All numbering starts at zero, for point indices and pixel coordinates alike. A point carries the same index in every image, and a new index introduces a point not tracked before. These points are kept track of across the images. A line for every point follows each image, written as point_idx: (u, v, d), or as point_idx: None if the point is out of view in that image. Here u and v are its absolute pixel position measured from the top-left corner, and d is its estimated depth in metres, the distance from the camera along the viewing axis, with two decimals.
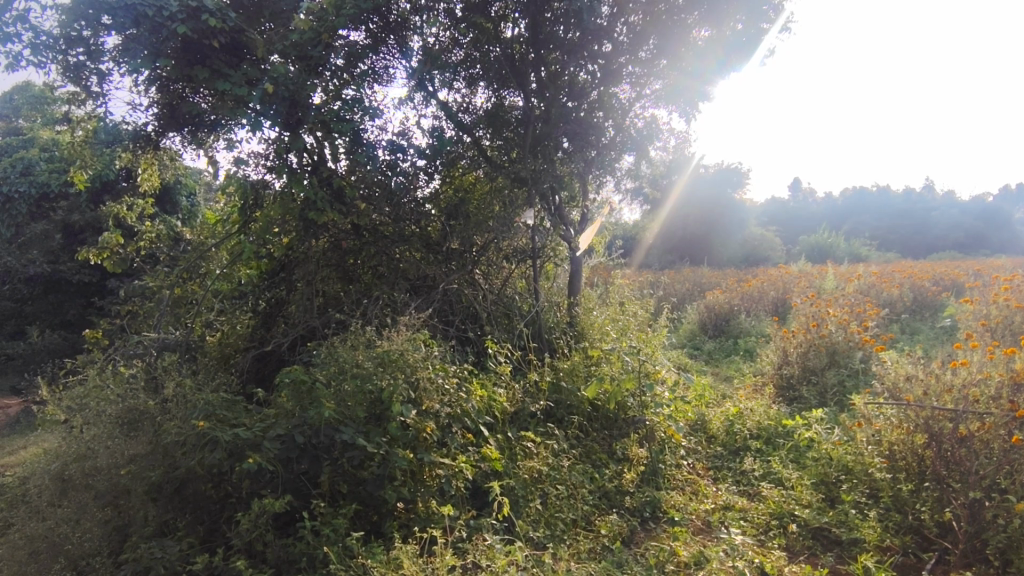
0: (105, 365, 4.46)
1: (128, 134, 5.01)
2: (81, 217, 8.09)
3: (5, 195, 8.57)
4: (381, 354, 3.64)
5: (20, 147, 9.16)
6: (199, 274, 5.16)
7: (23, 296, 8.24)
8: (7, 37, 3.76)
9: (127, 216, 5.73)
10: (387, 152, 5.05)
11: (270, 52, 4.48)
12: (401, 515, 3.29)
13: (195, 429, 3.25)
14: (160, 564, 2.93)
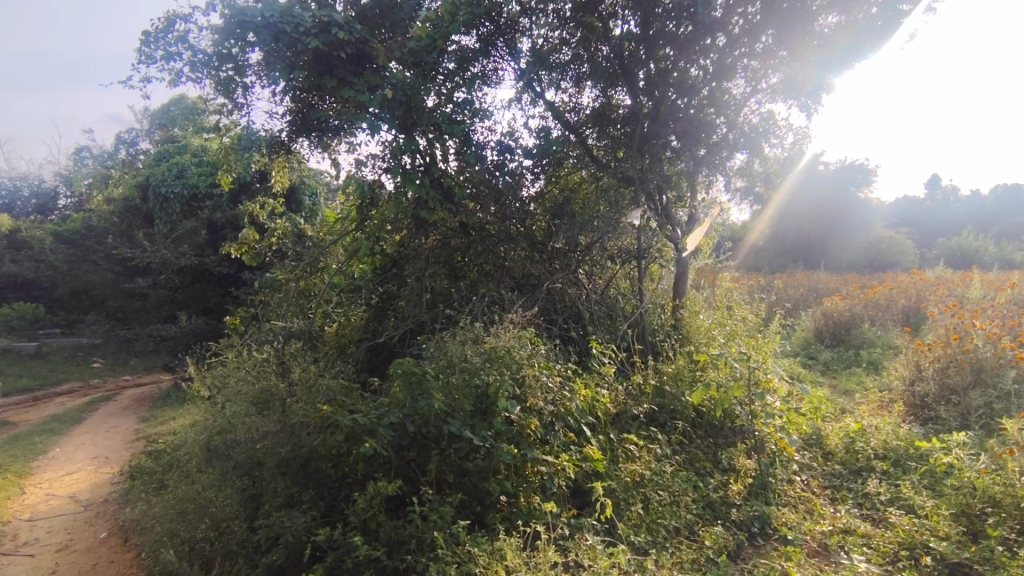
0: (241, 349, 4.93)
1: (265, 140, 5.49)
2: (223, 215, 9.05)
3: (163, 196, 9.76)
4: (489, 349, 3.74)
5: (175, 153, 10.41)
6: (322, 268, 5.56)
7: (175, 285, 9.32)
8: (171, 56, 4.24)
9: (260, 214, 6.30)
10: (495, 153, 5.18)
11: (391, 59, 4.72)
12: (504, 508, 3.37)
13: (319, 411, 3.51)
14: (289, 532, 3.17)
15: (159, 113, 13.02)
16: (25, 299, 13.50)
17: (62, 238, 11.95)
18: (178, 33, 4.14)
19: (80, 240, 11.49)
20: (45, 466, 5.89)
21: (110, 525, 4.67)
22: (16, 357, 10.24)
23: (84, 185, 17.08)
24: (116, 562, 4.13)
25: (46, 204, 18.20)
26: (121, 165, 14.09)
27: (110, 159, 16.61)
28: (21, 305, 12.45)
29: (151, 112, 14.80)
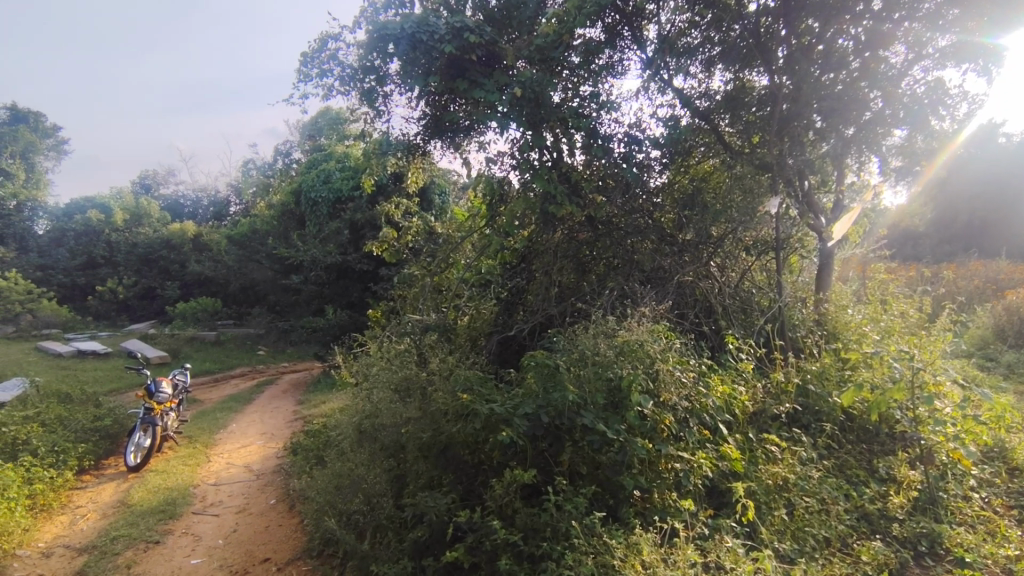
0: (384, 340, 5.31)
1: (403, 144, 5.86)
2: (364, 215, 9.88)
3: (312, 200, 10.78)
4: (622, 343, 3.73)
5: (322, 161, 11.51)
6: (453, 263, 5.81)
7: (324, 281, 10.27)
8: (324, 74, 4.66)
9: (395, 213, 6.72)
10: (623, 144, 5.10)
11: (518, 58, 4.81)
12: (637, 503, 3.31)
13: (459, 400, 3.65)
14: (433, 511, 3.36)
15: (309, 125, 14.37)
16: (206, 294, 15.58)
17: (232, 240, 13.62)
18: (330, 50, 4.53)
19: (246, 242, 13.02)
20: (224, 438, 6.79)
21: (277, 493, 5.27)
22: (200, 343, 11.86)
23: (250, 192, 19.35)
24: (284, 525, 4.71)
25: (221, 210, 20.87)
26: (279, 174, 15.77)
27: (269, 168, 18.63)
28: (203, 298, 14.40)
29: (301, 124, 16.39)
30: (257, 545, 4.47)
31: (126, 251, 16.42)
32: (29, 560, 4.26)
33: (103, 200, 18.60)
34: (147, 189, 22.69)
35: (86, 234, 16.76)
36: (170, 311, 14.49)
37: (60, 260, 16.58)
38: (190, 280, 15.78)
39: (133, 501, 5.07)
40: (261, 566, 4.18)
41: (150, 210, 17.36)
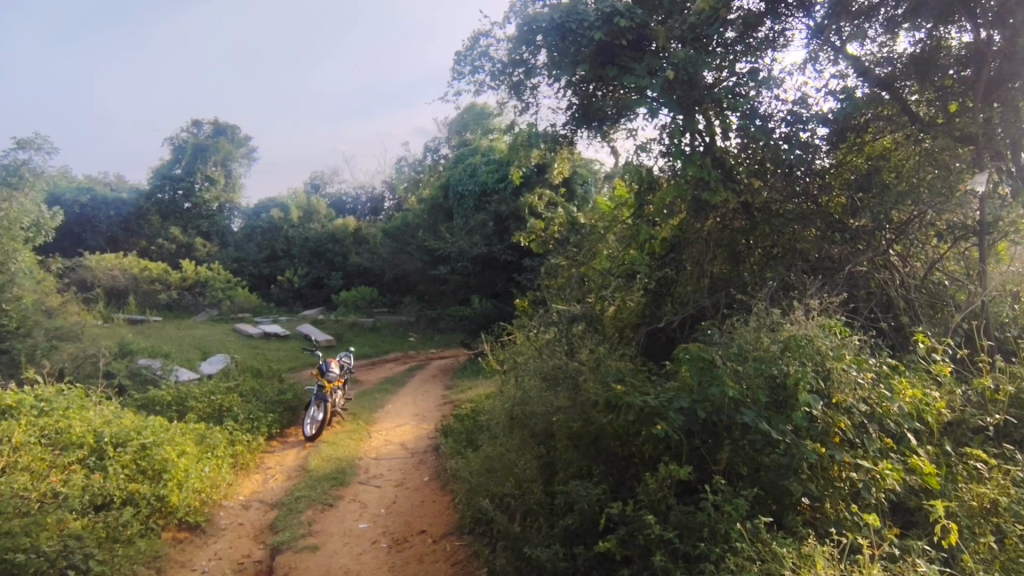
0: (531, 329, 5.42)
1: (550, 136, 5.92)
2: (508, 207, 10.41)
3: (461, 194, 11.53)
4: (787, 337, 3.42)
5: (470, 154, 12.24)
6: (596, 254, 5.75)
7: (470, 271, 10.78)
8: (476, 71, 4.84)
9: (539, 204, 6.82)
10: (785, 125, 4.65)
11: (671, 39, 4.62)
12: (806, 512, 3.06)
13: (611, 392, 3.61)
14: (584, 500, 3.35)
15: (456, 123, 15.10)
16: (365, 283, 17.07)
17: (388, 233, 14.74)
18: (483, 47, 4.68)
19: (399, 235, 14.05)
20: (383, 416, 7.39)
21: (431, 471, 5.62)
22: (360, 328, 13.03)
23: (401, 189, 20.98)
24: (438, 501, 5.00)
25: (377, 207, 22.71)
26: (428, 170, 16.72)
27: (419, 165, 19.87)
28: (362, 287, 15.80)
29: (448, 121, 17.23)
30: (415, 517, 4.81)
31: (301, 245, 18.56)
32: (233, 510, 4.99)
33: (282, 201, 21.16)
34: (317, 188, 25.33)
35: (268, 230, 19.32)
36: (335, 298, 16.09)
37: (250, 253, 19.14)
38: (353, 271, 17.39)
39: (311, 467, 5.70)
40: (419, 537, 4.49)
41: (319, 208, 19.60)
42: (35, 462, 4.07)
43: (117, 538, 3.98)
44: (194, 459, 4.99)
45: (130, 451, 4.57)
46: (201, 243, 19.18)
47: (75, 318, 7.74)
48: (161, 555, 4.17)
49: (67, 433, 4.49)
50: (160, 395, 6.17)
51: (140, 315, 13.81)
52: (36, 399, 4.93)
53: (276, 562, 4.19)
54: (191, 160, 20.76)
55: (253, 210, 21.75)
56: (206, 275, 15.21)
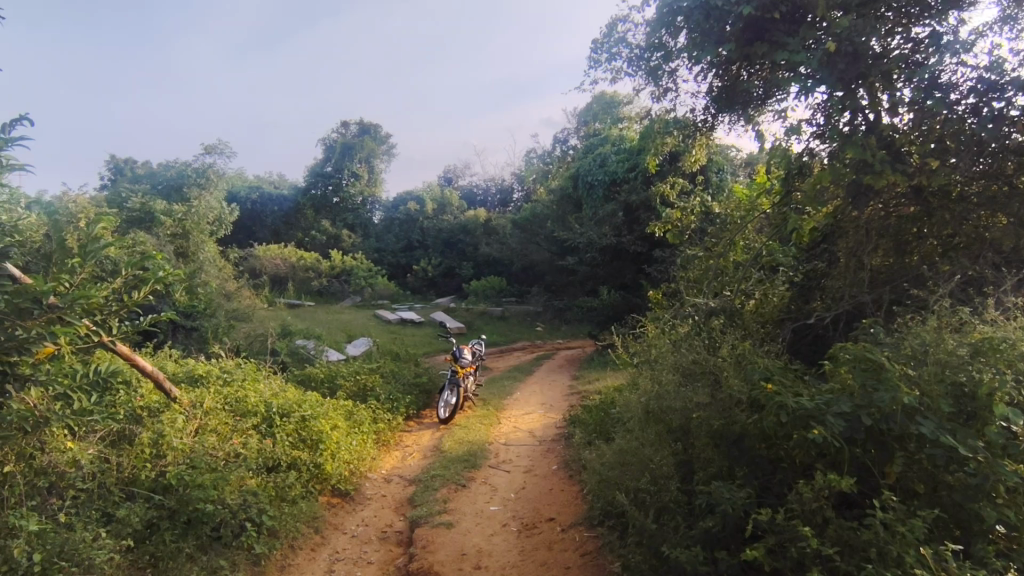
0: (665, 322, 5.25)
1: (688, 122, 5.67)
2: (638, 196, 10.30)
3: (590, 184, 11.54)
4: (979, 340, 3.00)
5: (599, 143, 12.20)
6: (735, 245, 5.44)
7: (598, 262, 10.75)
8: (613, 57, 4.74)
9: (670, 194, 6.54)
10: (973, 95, 4.05)
11: (831, 8, 4.16)
12: (1001, 543, 2.68)
13: (760, 391, 3.39)
14: (729, 504, 3.16)
15: (584, 113, 14.98)
16: (494, 273, 17.64)
17: (516, 224, 15.05)
18: (621, 33, 4.58)
19: (528, 226, 14.29)
20: (512, 404, 7.59)
21: (559, 461, 5.67)
22: (490, 317, 13.50)
23: (529, 181, 21.43)
24: (566, 491, 5.04)
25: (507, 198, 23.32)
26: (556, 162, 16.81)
27: (547, 157, 20.06)
28: (491, 277, 16.31)
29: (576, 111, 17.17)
30: (543, 504, 4.87)
31: (434, 236, 19.58)
32: (377, 482, 5.39)
33: (416, 195, 22.47)
34: (449, 181, 26.51)
35: (407, 222, 20.73)
36: (465, 287, 16.77)
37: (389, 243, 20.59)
38: (483, 261, 18.05)
39: (445, 448, 6.00)
40: (548, 524, 4.55)
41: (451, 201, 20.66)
42: (220, 426, 4.68)
43: (283, 497, 4.47)
44: (344, 433, 5.46)
45: (293, 422, 5.11)
46: (348, 234, 20.87)
47: (247, 301, 8.76)
48: (318, 517, 4.61)
49: (244, 402, 5.10)
50: (315, 372, 6.82)
51: (297, 300, 15.30)
52: (220, 371, 5.67)
53: (416, 534, 4.46)
54: (339, 159, 22.62)
55: (393, 204, 23.33)
56: (352, 265, 16.72)
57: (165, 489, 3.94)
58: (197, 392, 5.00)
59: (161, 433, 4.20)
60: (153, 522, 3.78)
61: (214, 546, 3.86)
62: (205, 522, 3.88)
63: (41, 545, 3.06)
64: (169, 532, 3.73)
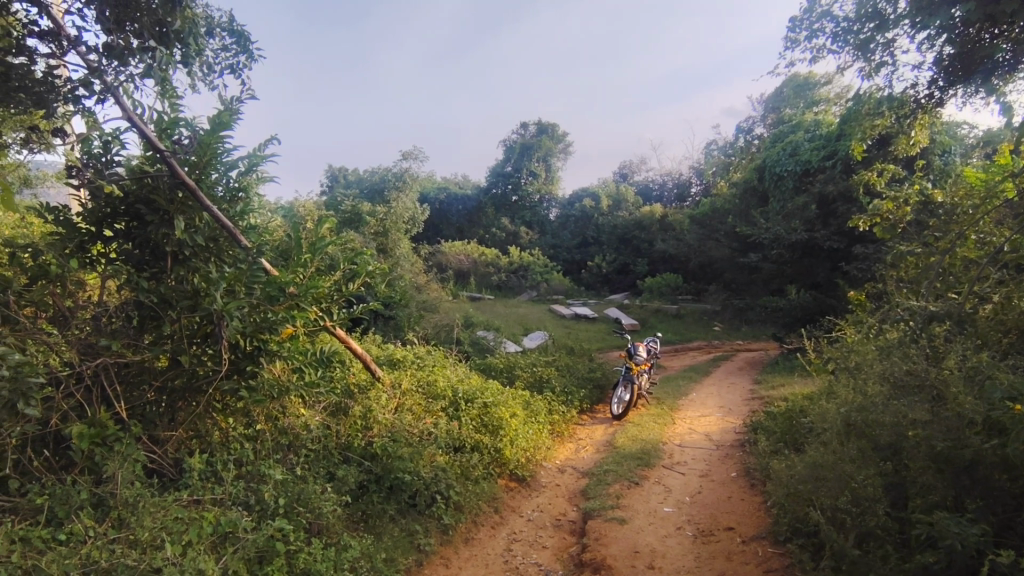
0: (870, 327, 4.68)
1: (906, 98, 4.94)
2: (836, 187, 9.33)
3: (780, 174, 10.70)
4: None
5: (790, 131, 11.26)
6: (965, 238, 4.63)
7: (786, 259, 9.95)
8: (815, 34, 4.32)
9: (878, 182, 5.74)
10: None
11: None
12: None
13: (1003, 411, 2.85)
14: (956, 539, 2.73)
15: (773, 97, 13.86)
16: (669, 270, 17.09)
17: (694, 219, 14.40)
18: (826, 5, 4.15)
19: (707, 221, 13.59)
20: (687, 405, 7.32)
21: (739, 468, 5.35)
22: (664, 314, 13.14)
23: (707, 173, 20.45)
24: (747, 501, 4.73)
25: (685, 192, 22.45)
26: (740, 153, 15.75)
27: (729, 147, 18.97)
28: (664, 274, 15.84)
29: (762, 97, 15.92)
30: (721, 512, 4.64)
31: (609, 232, 19.59)
32: (551, 471, 5.59)
33: (590, 192, 22.69)
34: (624, 176, 26.29)
35: (582, 219, 21.28)
36: (639, 284, 16.52)
37: (564, 240, 21.10)
38: (657, 257, 17.64)
39: (618, 444, 6.00)
40: (726, 533, 4.31)
41: (626, 196, 20.53)
42: (415, 405, 5.21)
43: (468, 476, 4.85)
44: (520, 421, 5.75)
45: (476, 407, 5.51)
46: (525, 231, 21.72)
47: (434, 294, 9.56)
48: (497, 497, 4.93)
49: (434, 385, 5.62)
50: (495, 362, 7.25)
51: (479, 294, 16.25)
52: (414, 356, 6.32)
53: (588, 526, 4.54)
54: (518, 158, 23.58)
55: (567, 201, 23.71)
56: (528, 261, 17.42)
57: (373, 456, 4.51)
58: (397, 374, 5.63)
59: (370, 408, 4.81)
60: (364, 485, 4.37)
61: (411, 512, 4.34)
62: (404, 490, 4.38)
63: (285, 492, 3.70)
64: (376, 494, 4.31)
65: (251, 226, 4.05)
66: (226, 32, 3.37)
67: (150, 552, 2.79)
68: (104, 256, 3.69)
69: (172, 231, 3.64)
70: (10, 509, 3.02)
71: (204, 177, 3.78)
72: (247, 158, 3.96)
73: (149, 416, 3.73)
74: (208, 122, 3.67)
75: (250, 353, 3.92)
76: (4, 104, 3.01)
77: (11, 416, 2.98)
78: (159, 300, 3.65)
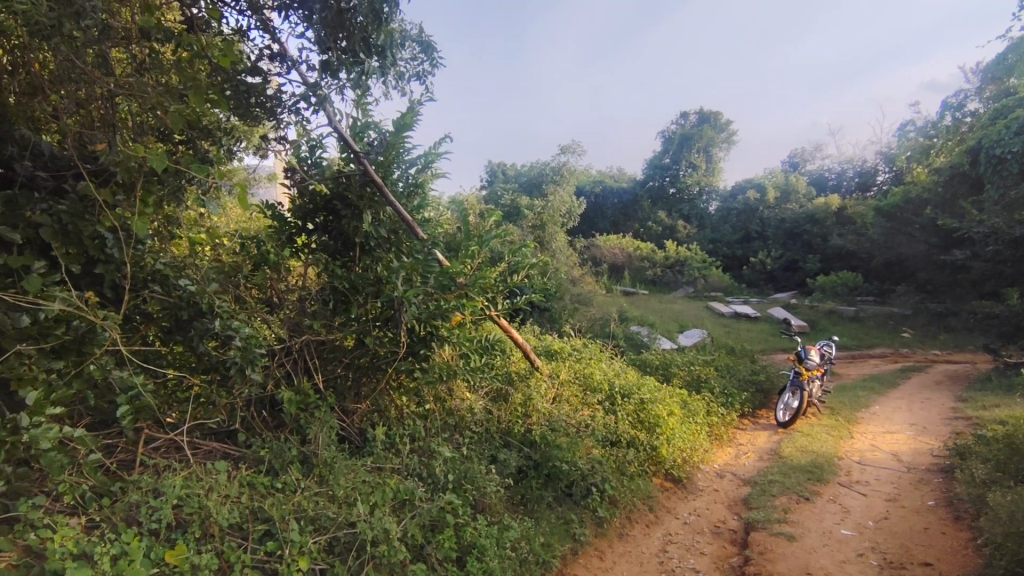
0: None
1: None
2: None
3: (1000, 156, 9.06)
4: None
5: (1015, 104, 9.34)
6: None
7: (1005, 257, 8.44)
8: None
9: None
10: None
11: None
12: None
13: None
14: None
15: (993, 66, 11.75)
16: (847, 268, 15.30)
17: (880, 211, 12.73)
18: None
19: (897, 213, 11.96)
20: (869, 418, 6.54)
21: (938, 497, 4.66)
22: (840, 317, 11.86)
23: (899, 159, 17.98)
24: (949, 535, 4.11)
25: (868, 180, 19.84)
26: (944, 134, 13.60)
27: (928, 129, 16.49)
28: (841, 273, 14.27)
29: (977, 66, 13.57)
30: (915, 544, 4.07)
31: (775, 226, 18.17)
32: (710, 476, 5.36)
33: (756, 183, 21.17)
34: (795, 165, 24.09)
35: (744, 212, 20.01)
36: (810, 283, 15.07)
37: (725, 234, 20.04)
38: (832, 254, 15.96)
39: (785, 454, 5.58)
40: (922, 569, 3.77)
41: (797, 187, 18.82)
42: (573, 397, 5.29)
43: (623, 471, 4.81)
44: (678, 421, 5.56)
45: (633, 403, 5.44)
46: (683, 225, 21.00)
47: (588, 288, 9.56)
48: (653, 496, 4.83)
49: (591, 378, 5.65)
50: (651, 358, 7.09)
51: (633, 288, 15.95)
52: (571, 348, 6.41)
53: (751, 538, 4.26)
54: (676, 150, 22.73)
55: (727, 193, 22.32)
56: (685, 255, 16.73)
57: (532, 443, 4.66)
58: (555, 364, 5.75)
59: (529, 396, 4.97)
60: (523, 469, 4.53)
61: (567, 500, 4.41)
62: (561, 478, 4.47)
63: (454, 468, 3.97)
64: (535, 480, 4.44)
65: (427, 219, 4.35)
66: (416, 43, 3.66)
67: (346, 507, 3.17)
68: (306, 247, 4.19)
69: (362, 224, 4.05)
70: (240, 457, 3.61)
71: (387, 175, 4.11)
72: (423, 157, 4.26)
73: (341, 389, 4.20)
74: (393, 125, 4.01)
75: (423, 338, 4.19)
76: (245, 118, 3.61)
77: (242, 380, 3.56)
78: (350, 286, 4.06)
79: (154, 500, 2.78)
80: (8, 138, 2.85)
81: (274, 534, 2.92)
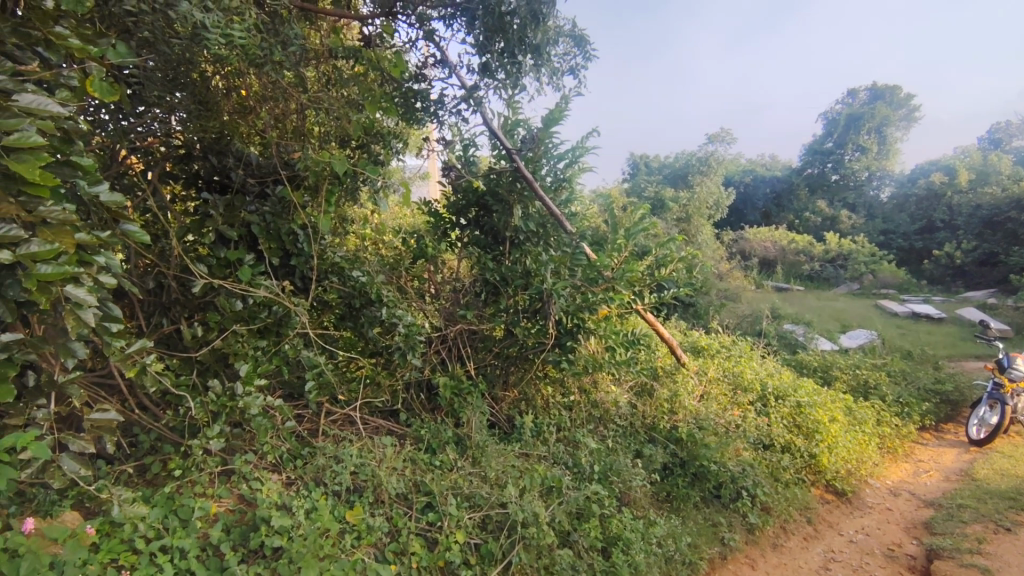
0: None
1: None
2: None
3: None
4: None
5: None
6: None
7: None
8: None
9: None
10: None
11: None
12: None
13: None
14: None
15: None
16: None
17: None
18: None
19: None
20: None
21: None
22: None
23: None
24: None
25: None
26: None
27: None
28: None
29: None
30: None
31: (970, 216, 15.91)
32: (880, 494, 4.85)
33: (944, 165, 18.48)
34: (995, 142, 20.57)
35: (927, 199, 17.72)
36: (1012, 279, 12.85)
37: (902, 224, 17.96)
38: None
39: (978, 476, 4.87)
40: None
41: (1001, 168, 16.13)
42: (722, 396, 5.05)
43: (778, 478, 4.50)
44: (842, 428, 5.07)
45: (789, 406, 5.06)
46: (848, 216, 19.03)
47: (736, 284, 9.01)
48: (812, 508, 4.46)
49: (742, 377, 5.35)
50: (809, 359, 6.53)
51: (787, 285, 14.74)
52: (719, 345, 6.11)
53: (934, 566, 3.78)
54: (845, 130, 20.08)
55: (904, 177, 19.82)
56: (850, 248, 15.11)
57: (678, 440, 4.52)
58: (702, 361, 5.53)
59: (676, 392, 4.82)
60: (669, 467, 4.42)
61: (715, 503, 4.24)
62: (709, 479, 4.29)
63: (599, 459, 3.99)
64: (681, 478, 4.31)
65: (573, 213, 4.39)
66: (569, 38, 3.70)
67: (497, 488, 3.34)
68: (459, 242, 4.42)
69: (511, 218, 4.21)
70: (403, 434, 3.94)
71: (536, 170, 4.20)
72: (570, 151, 4.30)
73: (490, 377, 4.39)
74: (542, 120, 4.10)
75: (570, 329, 4.22)
76: (411, 122, 3.91)
77: (405, 364, 3.88)
78: (500, 278, 4.24)
79: (337, 466, 3.15)
80: (228, 152, 3.32)
81: (434, 506, 3.16)
